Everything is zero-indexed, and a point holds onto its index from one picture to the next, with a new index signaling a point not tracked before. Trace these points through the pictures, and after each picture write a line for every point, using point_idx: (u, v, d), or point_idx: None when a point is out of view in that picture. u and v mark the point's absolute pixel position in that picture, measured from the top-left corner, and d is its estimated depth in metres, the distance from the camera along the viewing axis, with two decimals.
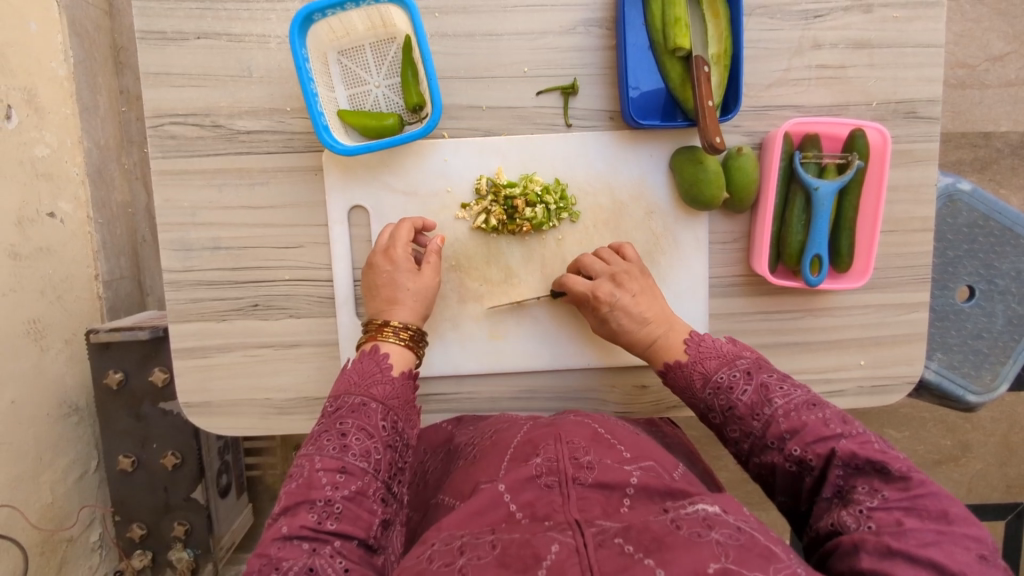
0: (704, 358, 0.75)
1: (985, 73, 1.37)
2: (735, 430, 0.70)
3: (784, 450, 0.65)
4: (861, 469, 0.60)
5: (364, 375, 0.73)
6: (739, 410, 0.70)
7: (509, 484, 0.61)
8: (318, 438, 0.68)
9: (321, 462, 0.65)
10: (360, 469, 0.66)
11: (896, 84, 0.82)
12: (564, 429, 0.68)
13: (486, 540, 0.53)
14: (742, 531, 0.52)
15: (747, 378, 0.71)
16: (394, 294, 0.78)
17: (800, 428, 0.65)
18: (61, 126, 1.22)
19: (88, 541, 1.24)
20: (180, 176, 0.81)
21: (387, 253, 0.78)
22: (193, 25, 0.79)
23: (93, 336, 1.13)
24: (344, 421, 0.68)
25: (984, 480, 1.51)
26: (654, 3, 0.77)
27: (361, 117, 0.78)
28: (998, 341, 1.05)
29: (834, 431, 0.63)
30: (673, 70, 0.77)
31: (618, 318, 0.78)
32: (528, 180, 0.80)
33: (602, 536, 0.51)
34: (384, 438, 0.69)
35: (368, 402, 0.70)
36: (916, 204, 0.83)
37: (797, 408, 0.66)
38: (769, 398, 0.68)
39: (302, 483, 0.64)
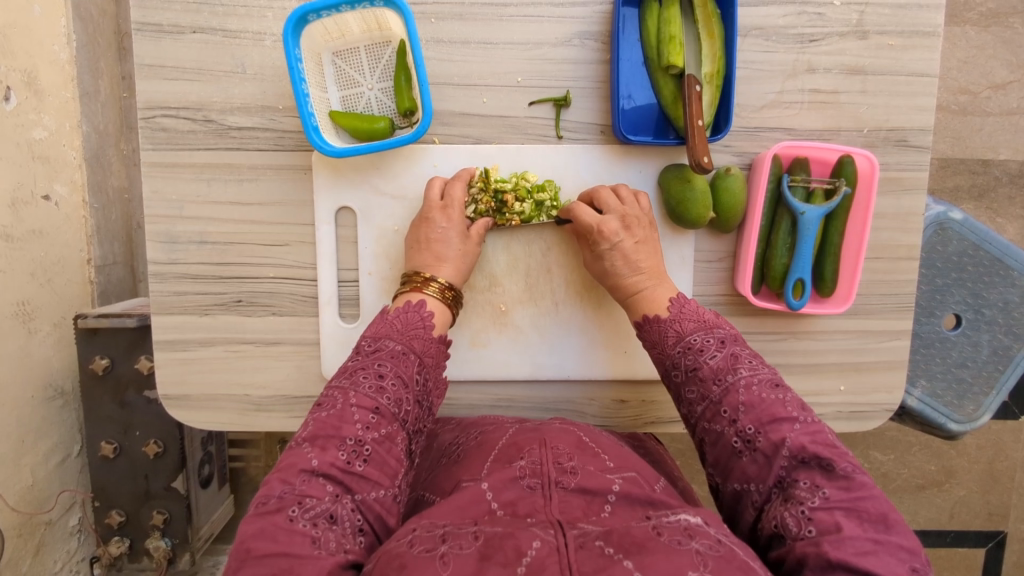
0: (681, 317, 0.75)
1: (986, 100, 1.37)
2: (693, 391, 0.70)
3: (738, 423, 0.65)
4: (807, 463, 0.60)
5: (406, 325, 0.73)
6: (702, 372, 0.70)
7: (492, 484, 0.61)
8: (353, 375, 0.68)
9: (356, 398, 0.65)
10: (392, 414, 0.66)
11: (888, 112, 0.82)
12: (550, 436, 0.69)
13: (469, 530, 0.53)
14: (721, 543, 0.52)
15: (720, 345, 0.71)
16: (443, 252, 0.78)
17: (759, 404, 0.65)
18: (60, 110, 1.22)
19: (67, 525, 1.24)
20: (170, 169, 0.81)
21: (443, 210, 0.78)
22: (190, 19, 0.79)
23: (80, 322, 1.13)
24: (383, 364, 0.69)
25: (966, 508, 1.51)
26: (650, 21, 0.77)
27: (352, 119, 0.78)
28: (982, 371, 1.05)
29: (791, 416, 0.64)
30: (666, 87, 0.78)
31: (614, 259, 0.78)
32: (520, 177, 0.80)
33: (583, 538, 0.51)
34: (416, 392, 0.70)
35: (407, 353, 0.71)
36: (903, 232, 0.83)
37: (760, 385, 0.67)
38: (736, 367, 0.69)
39: (335, 414, 0.64)
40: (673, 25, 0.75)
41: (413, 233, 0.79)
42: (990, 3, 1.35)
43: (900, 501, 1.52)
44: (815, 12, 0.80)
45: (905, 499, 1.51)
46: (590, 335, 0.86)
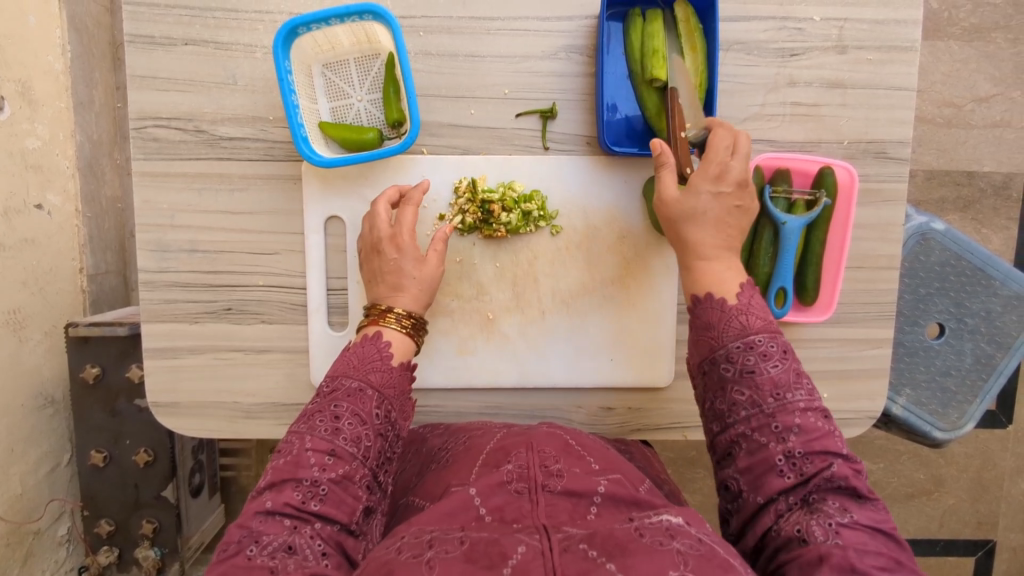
0: (749, 311, 0.69)
1: (971, 113, 1.40)
2: (741, 393, 0.65)
3: (789, 441, 0.61)
4: (842, 490, 0.59)
5: (363, 360, 0.72)
6: (762, 379, 0.65)
7: (480, 488, 0.61)
8: (310, 419, 0.67)
9: (311, 442, 0.65)
10: (349, 454, 0.65)
11: (868, 124, 0.84)
12: (538, 439, 0.70)
13: (456, 536, 0.53)
14: (702, 542, 0.53)
15: (783, 356, 0.66)
16: (398, 282, 0.76)
17: (813, 430, 0.62)
18: (54, 119, 1.23)
19: (55, 535, 1.24)
20: (161, 179, 0.82)
21: (392, 239, 0.77)
22: (182, 31, 0.80)
23: (71, 330, 1.13)
24: (338, 404, 0.68)
25: (955, 516, 1.52)
26: (634, 35, 0.79)
27: (341, 130, 0.79)
28: (966, 380, 1.07)
29: (839, 450, 0.61)
30: (650, 101, 0.80)
31: (697, 198, 0.73)
32: (507, 187, 0.82)
33: (567, 541, 0.51)
34: (376, 426, 0.68)
35: (364, 388, 0.70)
36: (883, 242, 0.85)
37: (816, 411, 0.63)
38: (796, 386, 0.64)
39: (290, 460, 0.64)
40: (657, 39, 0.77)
41: (368, 267, 0.78)
42: (974, 18, 1.38)
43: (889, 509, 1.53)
44: (795, 27, 0.82)
45: (894, 507, 1.52)
46: (578, 342, 0.86)
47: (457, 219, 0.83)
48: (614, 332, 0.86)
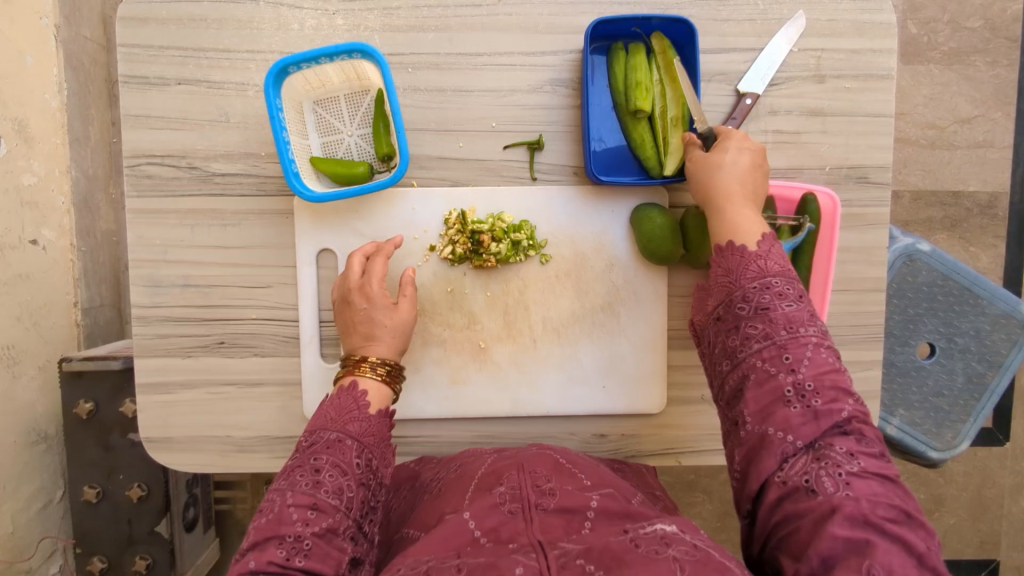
0: (769, 254, 0.68)
1: (953, 134, 1.42)
2: (755, 328, 0.64)
3: (800, 377, 0.61)
4: (848, 432, 0.58)
5: (341, 411, 0.72)
6: (776, 315, 0.64)
7: (474, 512, 0.61)
8: (290, 474, 0.67)
9: (293, 497, 0.64)
10: (332, 506, 0.65)
11: (848, 150, 0.85)
12: (527, 461, 0.71)
13: (452, 563, 0.53)
14: (698, 547, 0.53)
15: (799, 298, 0.65)
16: (371, 331, 0.77)
17: (826, 370, 0.61)
18: (50, 155, 1.25)
19: (47, 572, 1.23)
20: (155, 215, 0.83)
21: (361, 290, 0.78)
22: (175, 71, 0.82)
23: (65, 364, 1.13)
24: (318, 457, 0.68)
25: (956, 535, 1.52)
26: (617, 68, 0.81)
27: (332, 165, 0.80)
28: (958, 400, 1.08)
29: (850, 391, 0.60)
30: (635, 131, 0.81)
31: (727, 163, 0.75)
32: (496, 218, 0.83)
33: (564, 557, 0.52)
34: (358, 476, 0.68)
35: (343, 439, 0.70)
36: (869, 265, 0.86)
37: (828, 352, 0.62)
38: (810, 327, 0.63)
39: (271, 518, 0.63)
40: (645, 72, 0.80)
41: (340, 320, 0.79)
42: (952, 42, 1.41)
43: None
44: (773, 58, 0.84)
45: None
46: (569, 369, 0.87)
47: (447, 250, 0.83)
48: (606, 359, 0.87)
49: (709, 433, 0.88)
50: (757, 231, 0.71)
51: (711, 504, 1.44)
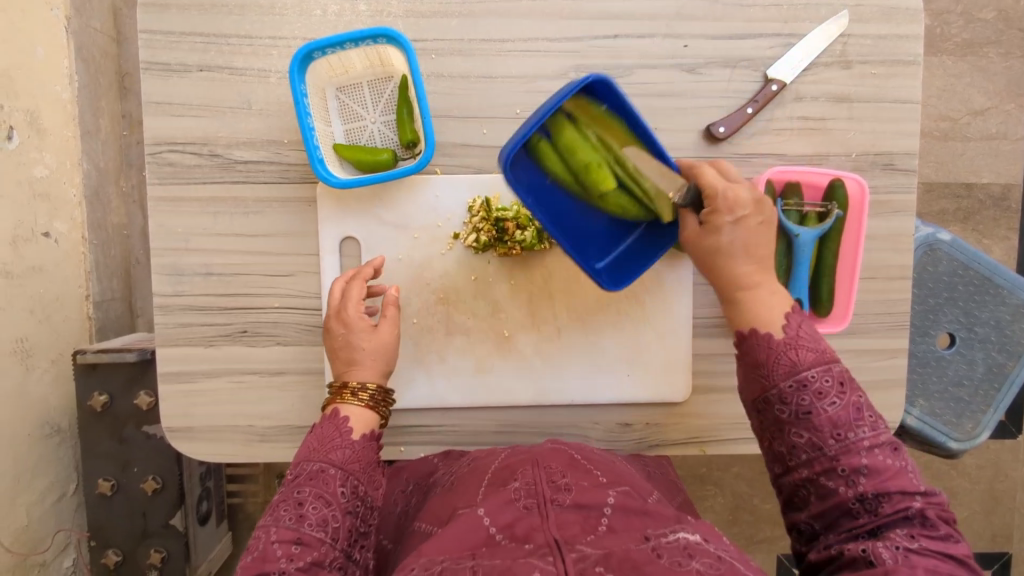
0: (800, 347, 0.64)
1: (966, 126, 1.42)
2: (800, 434, 0.61)
3: (858, 486, 0.58)
4: (913, 523, 0.56)
5: (323, 440, 0.71)
6: (819, 419, 0.60)
7: (489, 508, 0.61)
8: (274, 509, 0.66)
9: (277, 534, 0.63)
10: (317, 539, 0.64)
11: (875, 137, 0.85)
12: (542, 456, 0.70)
13: (467, 565, 0.53)
14: (722, 559, 0.53)
15: (840, 389, 0.61)
16: (351, 356, 0.76)
17: (882, 469, 0.58)
18: (61, 148, 1.24)
19: (60, 566, 1.22)
20: (177, 203, 0.83)
21: (338, 316, 0.77)
22: (196, 58, 0.81)
23: (79, 357, 1.13)
24: (301, 489, 0.67)
25: (969, 527, 1.51)
26: (549, 161, 0.74)
27: (356, 152, 0.80)
28: (978, 390, 1.07)
29: (913, 487, 0.57)
30: (612, 200, 0.76)
31: (734, 234, 0.70)
32: (520, 206, 0.82)
33: (583, 563, 0.51)
34: (343, 505, 0.67)
35: (326, 469, 0.69)
36: (895, 252, 0.86)
37: (882, 447, 0.59)
38: (858, 423, 0.60)
39: (257, 555, 0.62)
40: (592, 125, 0.74)
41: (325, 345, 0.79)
42: (965, 33, 1.40)
43: None
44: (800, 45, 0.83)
45: None
46: (594, 358, 0.86)
47: (471, 238, 0.83)
48: (631, 347, 0.86)
49: (733, 422, 0.88)
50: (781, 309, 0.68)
51: (724, 497, 1.44)
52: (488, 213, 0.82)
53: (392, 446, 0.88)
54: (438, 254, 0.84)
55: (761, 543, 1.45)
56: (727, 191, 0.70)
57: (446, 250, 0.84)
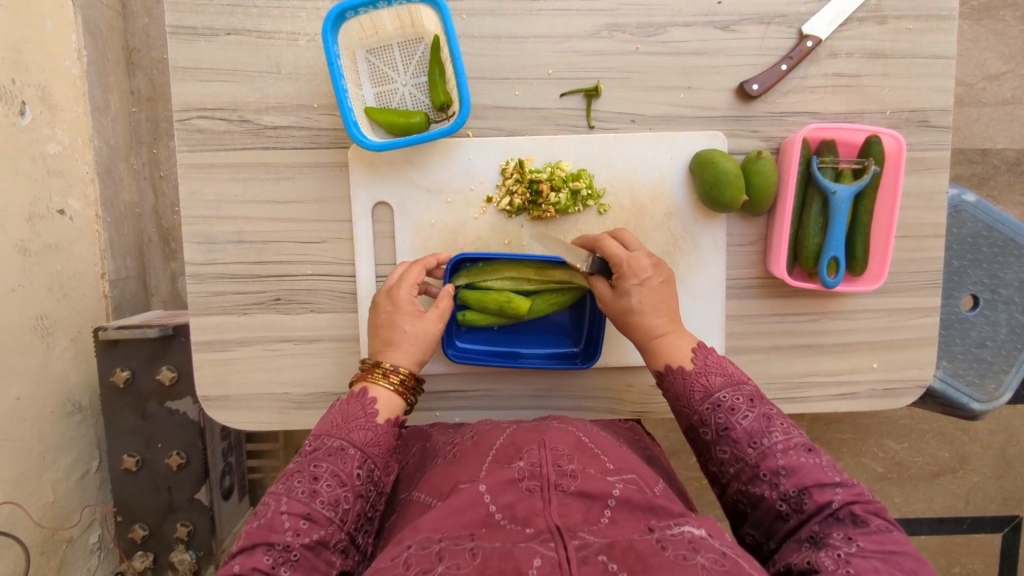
0: (709, 371, 0.71)
1: (982, 91, 1.40)
2: (725, 451, 0.66)
3: (781, 488, 0.62)
4: (841, 520, 0.59)
5: (347, 418, 0.70)
6: (735, 433, 0.66)
7: (490, 485, 0.59)
8: (288, 478, 0.66)
9: (287, 504, 0.63)
10: (325, 518, 0.63)
11: (910, 93, 0.84)
12: (550, 436, 0.67)
13: (466, 547, 0.51)
14: (726, 556, 0.51)
15: (750, 403, 0.67)
16: (390, 337, 0.76)
17: (798, 468, 0.62)
18: (73, 124, 1.21)
19: (85, 544, 1.18)
20: (207, 170, 0.82)
21: (389, 294, 0.78)
22: (224, 21, 0.80)
23: (100, 334, 1.11)
24: (318, 464, 0.66)
25: (981, 493, 1.47)
26: (468, 314, 0.83)
27: (388, 114, 0.79)
28: (1001, 350, 1.04)
29: (831, 480, 0.61)
30: (538, 305, 0.83)
31: (640, 298, 0.75)
32: (554, 167, 0.82)
33: (585, 551, 0.49)
34: (356, 487, 0.67)
35: (346, 448, 0.68)
36: (928, 210, 0.85)
37: (795, 448, 0.64)
38: (770, 429, 0.65)
39: (263, 523, 0.62)
40: (493, 274, 0.81)
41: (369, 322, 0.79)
42: None
43: (915, 489, 1.47)
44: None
45: (921, 487, 1.47)
46: None
47: (505, 201, 0.83)
48: None
49: (767, 383, 0.88)
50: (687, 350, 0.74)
51: None
52: (522, 175, 0.82)
53: (427, 411, 0.88)
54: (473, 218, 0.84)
55: None
56: (632, 260, 0.75)
57: (480, 213, 0.84)
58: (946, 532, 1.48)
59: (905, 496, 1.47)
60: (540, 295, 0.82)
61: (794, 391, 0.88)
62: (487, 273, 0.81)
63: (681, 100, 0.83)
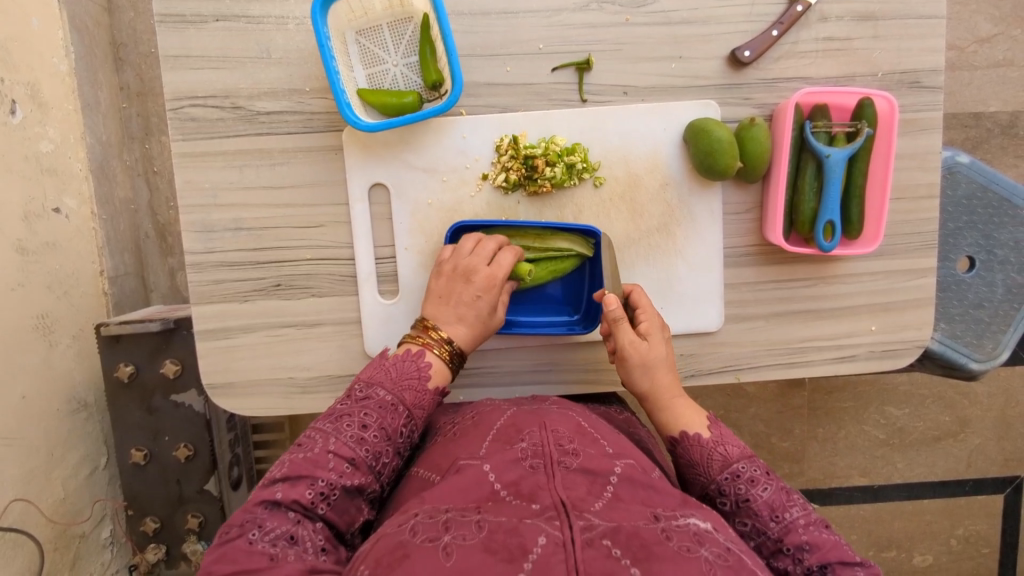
0: (725, 442, 0.73)
1: (974, 54, 1.40)
2: (744, 522, 0.68)
3: (803, 563, 0.65)
4: None
5: (402, 375, 0.74)
6: (757, 505, 0.68)
7: (495, 463, 0.60)
8: (338, 420, 0.69)
9: (335, 445, 0.67)
10: (366, 466, 0.67)
11: (901, 54, 0.84)
12: (551, 419, 0.68)
13: (473, 519, 0.51)
14: (730, 551, 0.52)
15: (768, 476, 0.70)
16: (460, 313, 0.78)
17: (821, 544, 0.65)
18: (64, 122, 1.21)
19: (99, 537, 1.19)
20: (202, 158, 0.82)
21: (464, 273, 0.78)
22: (212, 8, 0.79)
23: (102, 329, 1.11)
24: (368, 413, 0.70)
25: (982, 455, 1.49)
26: None
27: (380, 95, 0.79)
28: (999, 311, 1.04)
29: (851, 557, 0.64)
30: (540, 271, 0.83)
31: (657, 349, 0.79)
32: (549, 141, 0.82)
33: (590, 532, 0.49)
34: (397, 445, 0.71)
35: (397, 404, 0.72)
36: (922, 171, 0.86)
37: (815, 523, 0.67)
38: (789, 504, 0.68)
39: (310, 458, 0.66)
40: None
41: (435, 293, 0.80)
42: None
43: (917, 454, 1.49)
44: None
45: (922, 452, 1.49)
46: None
47: (501, 177, 0.83)
48: (662, 279, 0.87)
49: (767, 349, 0.88)
50: (703, 419, 0.75)
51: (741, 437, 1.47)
52: (517, 150, 0.82)
53: None
54: (468, 196, 0.84)
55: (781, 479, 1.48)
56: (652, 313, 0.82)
57: (476, 190, 0.84)
58: (949, 495, 1.50)
59: (907, 460, 1.49)
60: (539, 263, 0.83)
61: (794, 357, 0.89)
62: None
63: (673, 70, 0.83)
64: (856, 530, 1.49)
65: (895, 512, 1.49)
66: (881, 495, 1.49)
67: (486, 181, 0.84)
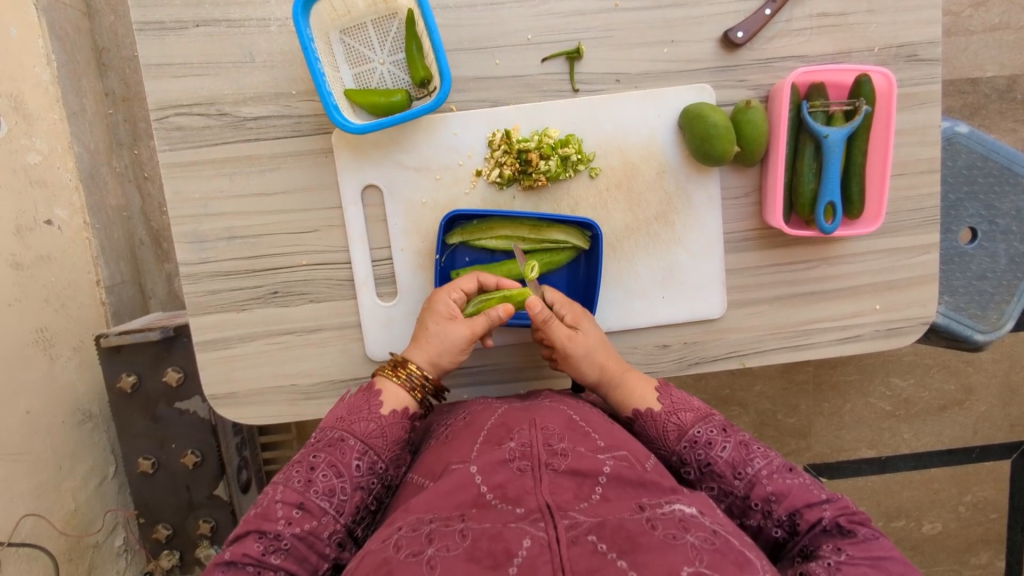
0: (677, 410, 0.73)
1: (969, 18, 1.37)
2: (712, 487, 0.69)
3: (773, 515, 0.65)
4: (829, 532, 0.62)
5: (351, 410, 0.72)
6: (719, 467, 0.69)
7: (481, 467, 0.59)
8: (288, 468, 0.68)
9: (282, 494, 0.65)
10: (319, 508, 0.65)
11: (897, 28, 0.82)
12: (539, 415, 0.67)
13: (456, 528, 0.51)
14: (716, 534, 0.51)
15: (725, 435, 0.70)
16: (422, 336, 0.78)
17: (786, 492, 0.65)
18: (50, 132, 1.18)
19: (112, 547, 1.19)
20: (190, 168, 0.81)
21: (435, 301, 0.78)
22: (191, 13, 0.78)
23: (102, 341, 1.10)
24: (316, 454, 0.68)
25: (988, 422, 1.49)
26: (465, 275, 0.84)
27: (368, 95, 0.78)
28: (1003, 280, 1.03)
29: (817, 497, 0.65)
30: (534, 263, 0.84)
31: (584, 336, 0.78)
32: (542, 134, 0.81)
33: (575, 531, 0.48)
34: (354, 479, 0.67)
35: (346, 438, 0.69)
36: (923, 145, 0.84)
37: (778, 471, 0.67)
38: (750, 457, 0.68)
39: (258, 512, 0.64)
40: (488, 232, 0.82)
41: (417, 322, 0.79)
42: None
43: (924, 424, 1.49)
44: None
45: (929, 421, 1.49)
46: (627, 285, 0.86)
47: (495, 173, 0.82)
48: (664, 270, 0.86)
49: (770, 333, 0.87)
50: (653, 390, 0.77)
51: (748, 416, 1.47)
52: (511, 146, 0.81)
53: None
54: (462, 194, 0.83)
55: (788, 456, 1.48)
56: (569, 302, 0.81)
57: (473, 184, 0.83)
58: (957, 464, 1.50)
59: (914, 431, 1.49)
60: (534, 255, 0.84)
61: (798, 339, 0.88)
62: (481, 232, 0.82)
63: (664, 55, 0.82)
64: (865, 502, 1.49)
65: (903, 482, 1.49)
66: (889, 466, 1.49)
67: (482, 176, 0.83)
